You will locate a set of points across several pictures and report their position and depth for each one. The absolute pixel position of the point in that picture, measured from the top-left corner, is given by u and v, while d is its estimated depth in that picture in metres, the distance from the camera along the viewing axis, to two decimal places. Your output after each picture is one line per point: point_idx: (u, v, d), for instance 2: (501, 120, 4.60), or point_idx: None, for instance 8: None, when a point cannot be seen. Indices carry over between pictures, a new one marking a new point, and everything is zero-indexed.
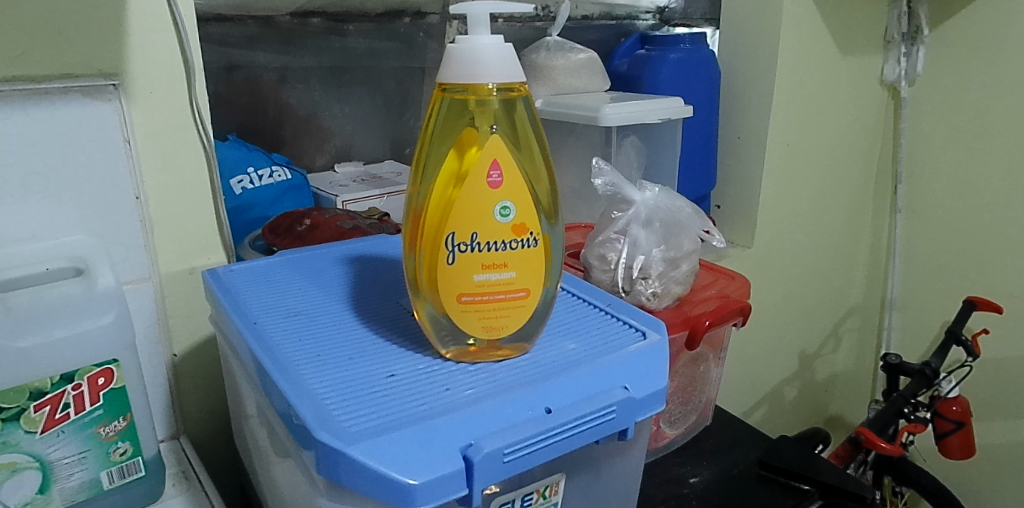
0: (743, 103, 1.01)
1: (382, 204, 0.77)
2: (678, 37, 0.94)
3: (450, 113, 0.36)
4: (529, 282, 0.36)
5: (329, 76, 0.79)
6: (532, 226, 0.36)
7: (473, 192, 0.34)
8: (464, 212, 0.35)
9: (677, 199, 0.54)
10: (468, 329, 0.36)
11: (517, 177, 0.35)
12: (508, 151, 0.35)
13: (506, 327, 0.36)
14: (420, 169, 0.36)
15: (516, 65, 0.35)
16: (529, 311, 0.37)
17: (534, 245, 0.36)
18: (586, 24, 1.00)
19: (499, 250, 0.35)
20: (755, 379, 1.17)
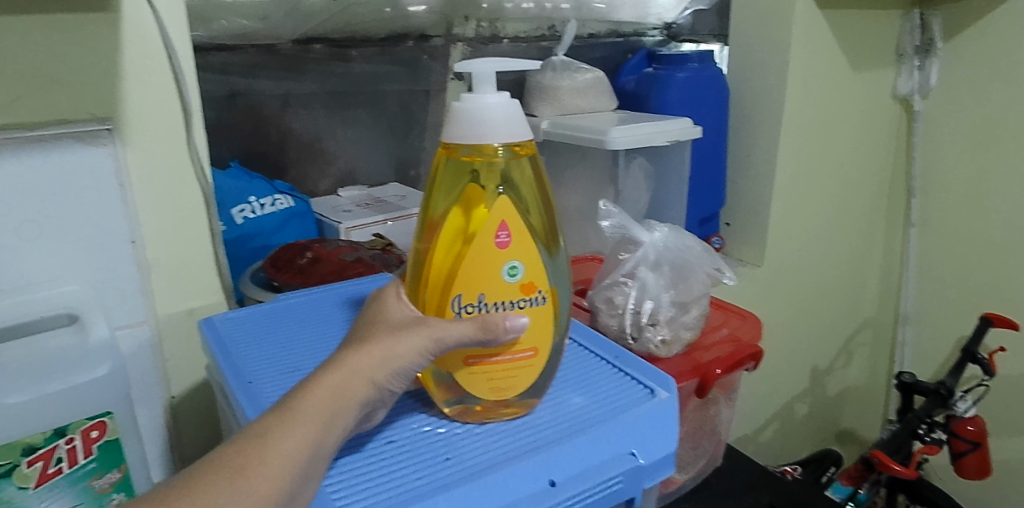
0: (752, 120, 0.99)
1: (385, 230, 0.75)
2: (686, 55, 0.92)
3: (454, 171, 0.35)
4: (538, 341, 0.36)
5: (331, 100, 0.78)
6: (541, 284, 0.35)
7: (480, 253, 0.34)
8: (470, 274, 0.34)
9: (687, 238, 0.53)
10: (474, 391, 0.36)
11: (525, 235, 0.35)
12: (515, 209, 0.35)
13: (515, 387, 0.36)
14: (425, 226, 0.36)
15: (521, 122, 0.34)
16: (538, 370, 0.36)
17: (543, 303, 0.36)
18: (592, 42, 0.98)
19: (507, 310, 0.35)
20: (767, 399, 1.14)
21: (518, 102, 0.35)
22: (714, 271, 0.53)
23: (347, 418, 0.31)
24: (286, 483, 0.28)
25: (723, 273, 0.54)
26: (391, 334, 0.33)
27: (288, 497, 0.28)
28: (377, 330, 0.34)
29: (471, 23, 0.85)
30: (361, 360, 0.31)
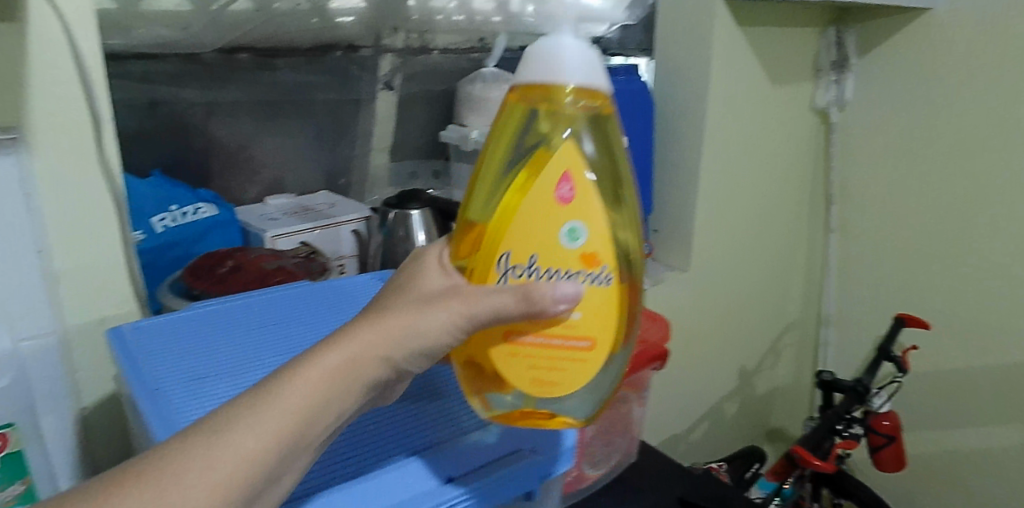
0: (678, 131, 1.03)
1: (313, 237, 0.76)
2: (613, 69, 0.96)
3: (526, 119, 0.36)
4: (597, 326, 0.35)
5: (258, 109, 0.78)
6: (605, 256, 0.34)
7: (542, 208, 0.34)
8: (525, 234, 0.34)
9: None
10: (517, 381, 0.35)
11: (593, 204, 0.34)
12: (586, 170, 0.35)
13: (562, 385, 0.35)
14: (489, 179, 0.36)
15: (600, 73, 0.34)
16: (592, 364, 0.35)
17: (607, 284, 0.35)
18: (522, 55, 1.00)
19: (564, 276, 0.34)
20: (695, 398, 1.18)
21: (600, 57, 0.35)
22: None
23: (350, 393, 0.32)
24: (271, 455, 0.29)
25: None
26: (422, 306, 0.33)
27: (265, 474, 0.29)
28: (402, 300, 0.34)
29: (399, 34, 0.86)
30: (379, 334, 0.32)
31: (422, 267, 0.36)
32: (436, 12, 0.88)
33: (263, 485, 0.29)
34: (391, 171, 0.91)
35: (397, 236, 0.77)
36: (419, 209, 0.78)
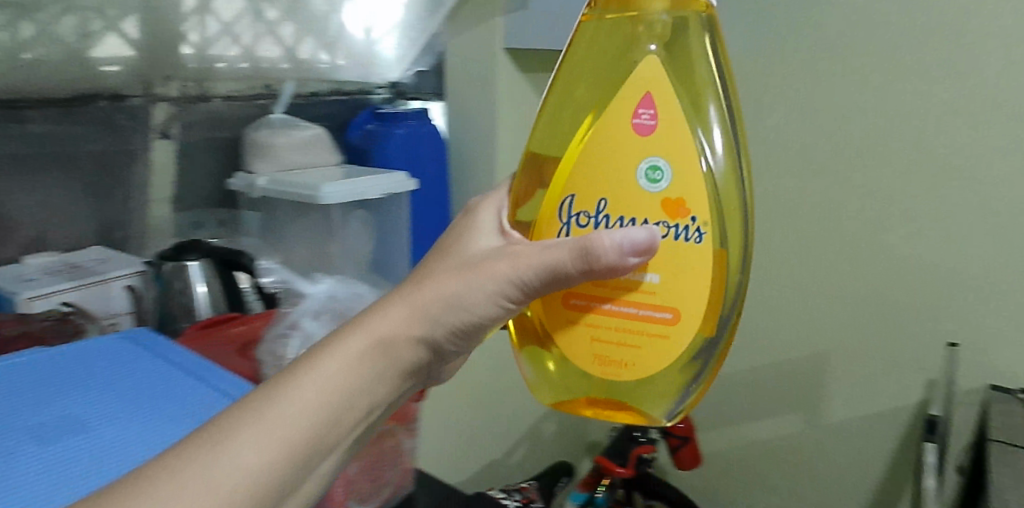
0: (470, 170, 1.07)
1: (78, 297, 0.70)
2: (402, 113, 0.98)
3: (609, 38, 0.44)
4: (674, 300, 0.42)
5: (4, 163, 0.71)
6: (690, 197, 0.41)
7: (622, 132, 0.42)
8: (589, 174, 0.42)
9: (355, 286, 0.60)
10: (585, 364, 0.44)
11: (683, 144, 0.41)
12: (671, 101, 0.42)
13: (628, 368, 0.43)
14: (582, 99, 0.44)
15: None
16: (670, 341, 0.43)
17: (700, 241, 0.41)
18: (315, 100, 1.02)
19: (649, 220, 0.41)
20: (515, 422, 1.23)
21: None
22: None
23: (388, 358, 0.39)
24: (305, 429, 0.35)
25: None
26: (466, 273, 0.40)
27: (297, 453, 0.35)
28: (444, 268, 0.41)
29: (175, 83, 0.85)
30: (420, 302, 0.40)
31: (471, 235, 0.44)
32: (217, 60, 0.86)
33: (303, 456, 0.35)
34: (174, 222, 0.88)
35: (173, 289, 0.74)
36: (196, 260, 0.75)
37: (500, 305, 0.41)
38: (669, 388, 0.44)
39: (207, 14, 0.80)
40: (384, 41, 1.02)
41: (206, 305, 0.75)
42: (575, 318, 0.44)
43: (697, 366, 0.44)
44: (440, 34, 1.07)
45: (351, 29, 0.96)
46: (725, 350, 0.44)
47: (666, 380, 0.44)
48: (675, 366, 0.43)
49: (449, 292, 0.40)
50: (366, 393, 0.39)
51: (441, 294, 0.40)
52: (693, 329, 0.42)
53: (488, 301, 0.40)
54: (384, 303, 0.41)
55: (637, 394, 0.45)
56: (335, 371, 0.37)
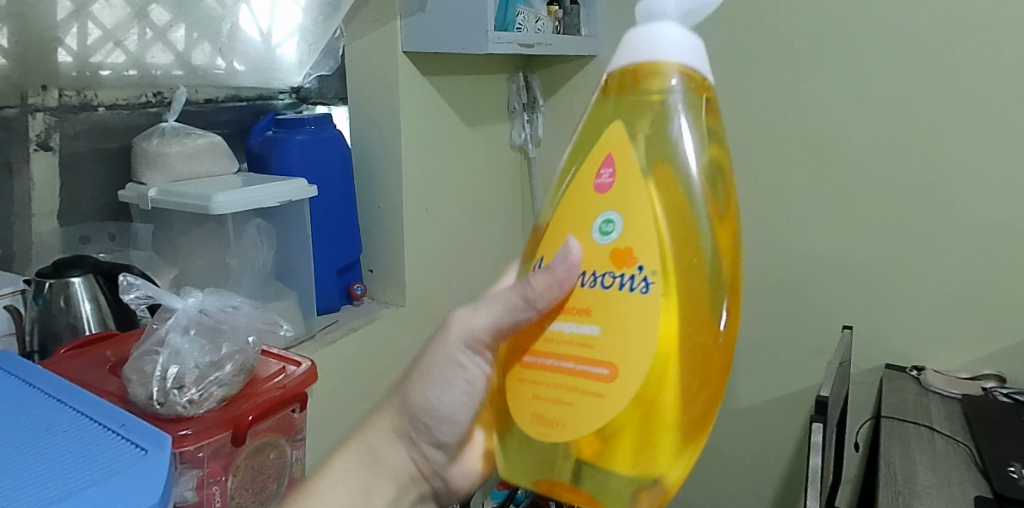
0: (377, 176, 1.09)
1: None
2: (302, 119, 0.98)
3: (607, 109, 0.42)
4: (610, 354, 0.38)
5: None
6: (637, 255, 0.38)
7: (589, 190, 0.41)
8: (557, 236, 0.42)
9: (229, 298, 0.65)
10: (524, 424, 0.41)
11: (642, 196, 0.39)
12: (635, 162, 0.40)
13: (565, 428, 0.39)
14: (574, 163, 0.43)
15: (703, 64, 0.39)
16: (606, 401, 0.38)
17: (644, 292, 0.37)
18: (213, 106, 0.99)
19: (597, 271, 0.40)
20: None
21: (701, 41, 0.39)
22: (266, 324, 0.65)
23: (387, 450, 0.48)
24: None
25: (278, 325, 0.67)
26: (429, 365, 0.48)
27: None
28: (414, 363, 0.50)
29: (51, 92, 0.80)
30: (398, 399, 0.48)
31: None
32: (101, 67, 0.83)
33: None
34: (63, 236, 0.83)
35: (54, 308, 0.69)
36: (81, 277, 0.70)
37: (467, 372, 0.46)
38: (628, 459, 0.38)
39: (86, 19, 0.77)
40: (285, 45, 1.02)
41: (94, 321, 0.70)
42: (515, 373, 0.42)
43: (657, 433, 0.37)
44: (340, 38, 1.07)
45: (245, 29, 0.95)
46: (692, 421, 0.37)
47: (620, 449, 0.38)
48: (626, 431, 0.37)
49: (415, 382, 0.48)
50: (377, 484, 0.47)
51: (409, 387, 0.48)
52: (632, 385, 0.37)
53: (453, 379, 0.46)
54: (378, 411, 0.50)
55: (588, 467, 0.39)
56: (333, 482, 0.46)
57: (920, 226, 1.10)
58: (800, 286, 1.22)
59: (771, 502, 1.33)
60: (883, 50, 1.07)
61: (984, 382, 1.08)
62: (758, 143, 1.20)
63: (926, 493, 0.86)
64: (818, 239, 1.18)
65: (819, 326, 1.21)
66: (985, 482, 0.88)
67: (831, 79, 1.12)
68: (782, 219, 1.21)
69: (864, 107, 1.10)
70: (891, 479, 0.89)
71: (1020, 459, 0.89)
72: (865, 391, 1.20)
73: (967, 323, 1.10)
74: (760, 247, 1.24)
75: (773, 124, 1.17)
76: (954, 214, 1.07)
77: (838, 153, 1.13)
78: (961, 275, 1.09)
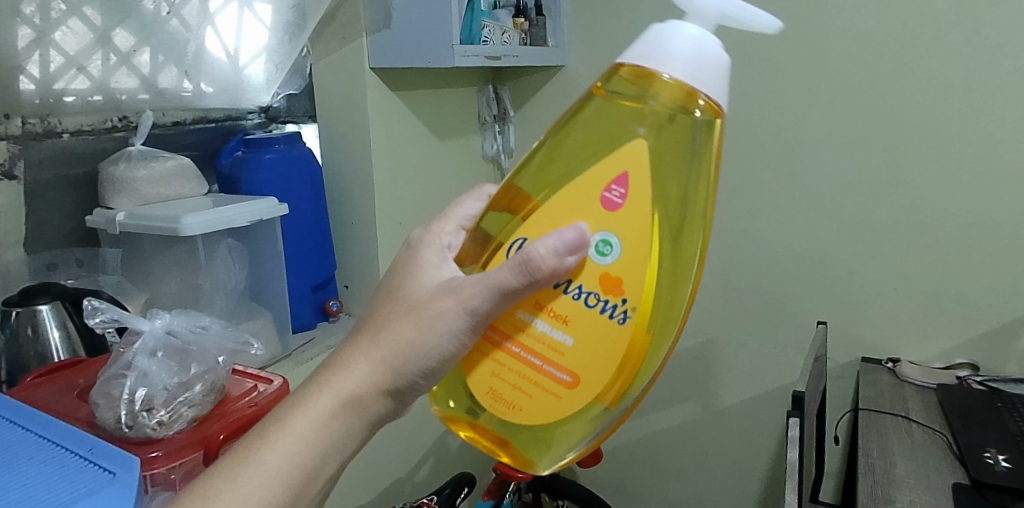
0: (349, 192, 1.09)
1: None
2: (271, 138, 0.98)
3: (610, 106, 0.49)
4: (578, 366, 0.48)
5: None
6: (622, 284, 0.46)
7: (589, 182, 0.47)
8: (534, 224, 0.49)
9: (198, 318, 0.64)
10: (479, 396, 0.50)
11: (638, 234, 0.46)
12: (638, 181, 0.47)
13: (520, 413, 0.50)
14: (573, 148, 0.50)
15: (697, 58, 0.44)
16: (566, 391, 0.48)
17: (621, 321, 0.47)
18: (180, 129, 0.98)
19: (584, 287, 0.47)
20: (416, 438, 1.23)
21: (711, 48, 0.44)
22: (236, 343, 0.65)
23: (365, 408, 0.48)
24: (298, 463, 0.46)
25: (249, 344, 0.67)
26: (419, 320, 0.47)
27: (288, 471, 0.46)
28: (410, 306, 0.47)
29: (14, 120, 0.79)
30: (398, 337, 0.47)
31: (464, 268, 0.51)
32: (64, 95, 0.82)
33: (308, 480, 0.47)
34: (30, 265, 0.82)
35: (22, 337, 0.68)
36: (48, 303, 0.69)
37: (460, 349, 0.48)
38: (571, 430, 0.50)
39: (48, 47, 0.76)
40: (251, 65, 1.01)
41: (63, 349, 0.69)
42: (487, 355, 0.50)
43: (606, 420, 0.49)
44: (307, 57, 1.08)
45: (211, 50, 0.94)
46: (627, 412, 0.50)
47: (562, 429, 0.50)
48: (557, 421, 0.49)
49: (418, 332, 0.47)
50: (343, 444, 0.48)
51: (407, 339, 0.47)
52: (586, 395, 0.48)
53: (425, 339, 0.46)
54: (360, 355, 0.48)
55: (535, 440, 0.51)
56: (311, 423, 0.46)
57: (885, 221, 1.12)
58: (773, 284, 1.23)
59: (756, 499, 1.34)
60: (841, 49, 1.09)
61: (959, 371, 1.10)
62: (726, 144, 1.22)
63: (905, 483, 0.87)
64: (789, 237, 1.20)
65: (794, 322, 1.23)
66: (961, 469, 0.90)
67: (793, 80, 1.14)
68: (752, 219, 1.23)
69: (824, 107, 1.13)
70: (870, 470, 0.91)
71: (995, 445, 0.91)
72: (843, 384, 1.22)
73: (937, 314, 1.12)
74: (733, 246, 1.25)
75: (740, 126, 1.20)
76: (917, 207, 1.10)
77: (802, 152, 1.16)
78: (927, 267, 1.11)
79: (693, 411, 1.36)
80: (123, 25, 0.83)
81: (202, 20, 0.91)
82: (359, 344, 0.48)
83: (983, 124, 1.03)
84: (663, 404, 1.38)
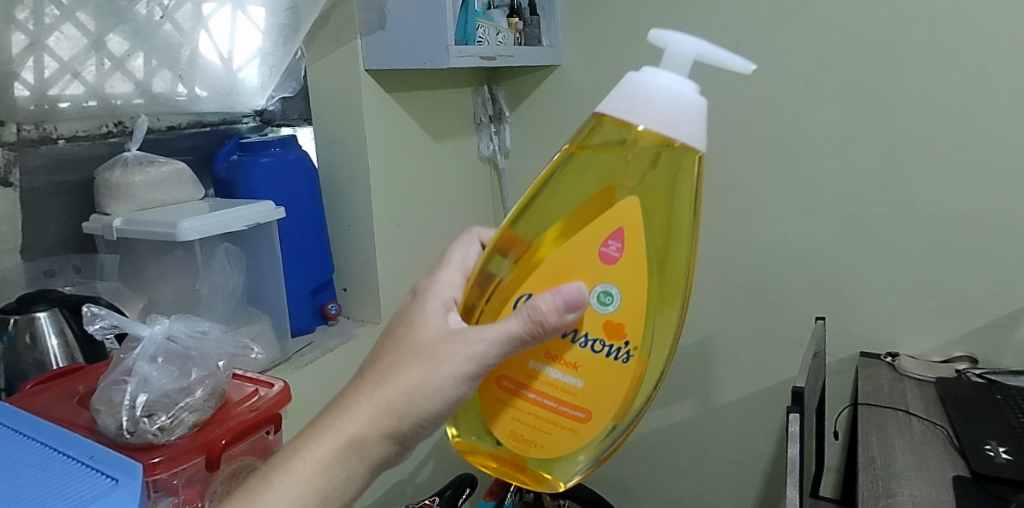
0: (345, 194, 1.09)
1: None
2: (267, 141, 0.98)
3: (594, 157, 0.52)
4: (590, 403, 0.53)
5: None
6: (623, 328, 0.51)
7: (586, 239, 0.52)
8: (535, 278, 0.53)
9: (198, 323, 0.64)
10: (501, 436, 0.55)
11: (634, 281, 0.51)
12: (630, 234, 0.51)
13: (541, 449, 0.54)
14: (562, 201, 0.53)
15: (672, 104, 0.47)
16: (580, 425, 0.53)
17: (626, 360, 0.52)
18: (174, 134, 0.98)
19: (591, 334, 0.52)
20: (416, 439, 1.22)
21: (681, 91, 0.48)
22: (236, 348, 0.65)
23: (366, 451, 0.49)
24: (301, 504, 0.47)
25: (249, 348, 0.67)
26: (427, 364, 0.49)
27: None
28: (413, 350, 0.50)
29: (9, 127, 0.79)
30: (401, 382, 0.49)
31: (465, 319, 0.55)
32: (59, 100, 0.81)
33: None
34: (26, 273, 0.81)
35: (21, 345, 0.68)
36: (47, 310, 0.68)
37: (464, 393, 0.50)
38: (588, 457, 0.54)
39: (42, 53, 0.76)
40: (246, 69, 1.01)
41: (62, 356, 0.69)
42: (503, 399, 0.54)
43: (615, 446, 0.54)
44: (302, 59, 1.08)
45: (205, 55, 0.93)
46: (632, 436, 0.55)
47: (577, 457, 0.54)
48: (573, 452, 0.54)
49: (422, 376, 0.49)
50: (345, 486, 0.49)
51: (411, 382, 0.49)
52: (598, 428, 0.53)
53: (430, 384, 0.49)
54: (365, 398, 0.49)
55: (553, 470, 0.55)
56: (313, 463, 0.48)
57: (882, 215, 1.13)
58: (771, 281, 1.24)
59: (756, 494, 1.35)
60: (836, 45, 1.10)
61: (957, 364, 1.10)
62: (722, 142, 1.22)
63: (905, 476, 0.88)
64: (787, 233, 1.20)
65: (792, 318, 1.23)
66: (961, 462, 0.90)
67: (787, 77, 1.14)
68: (749, 216, 1.23)
69: (820, 103, 1.13)
70: (870, 464, 0.91)
71: (995, 437, 0.91)
72: (842, 379, 1.22)
73: (934, 308, 1.12)
74: (730, 243, 1.25)
75: (735, 123, 1.20)
76: (913, 202, 1.10)
77: (797, 149, 1.16)
78: (925, 261, 1.11)
79: (693, 408, 1.36)
80: (117, 31, 0.82)
81: (196, 25, 0.89)
82: (363, 388, 0.50)
83: (979, 118, 1.03)
84: (661, 402, 1.38)
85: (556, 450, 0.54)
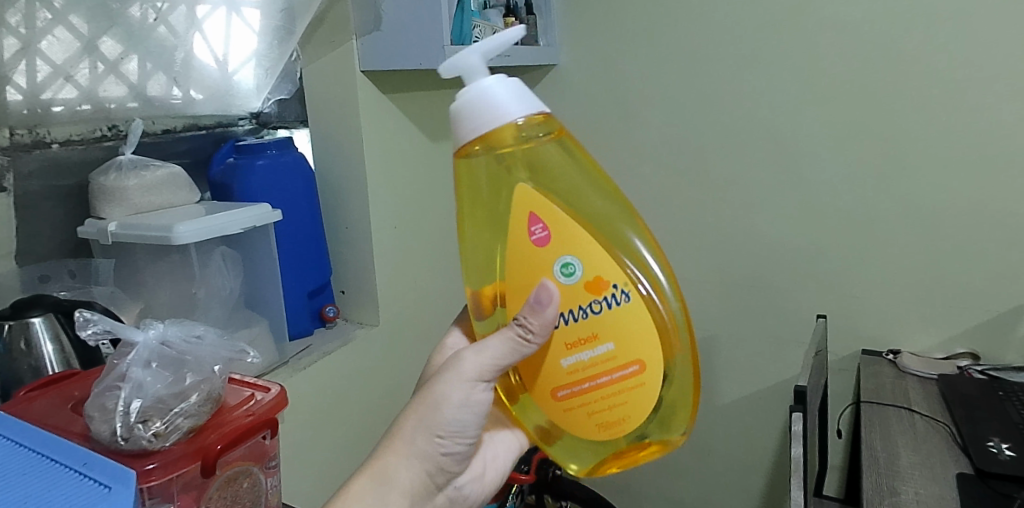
0: (343, 196, 1.08)
1: None
2: (263, 144, 0.97)
3: (479, 174, 0.52)
4: (633, 353, 0.51)
5: None
6: (603, 283, 0.50)
7: (527, 243, 0.51)
8: (513, 300, 0.52)
9: (192, 327, 0.64)
10: (594, 436, 0.53)
11: (585, 242, 0.50)
12: (553, 212, 0.51)
13: (628, 419, 0.52)
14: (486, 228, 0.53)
15: (501, 100, 0.49)
16: (642, 376, 0.51)
17: (627, 300, 0.51)
18: (170, 137, 0.97)
19: (584, 305, 0.51)
20: None
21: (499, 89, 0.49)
22: (232, 352, 0.64)
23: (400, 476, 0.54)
24: None
25: (246, 352, 0.66)
26: (431, 388, 0.55)
27: None
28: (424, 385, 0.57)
29: (2, 131, 0.78)
30: (417, 411, 0.55)
31: None
32: (52, 104, 0.81)
33: None
34: (23, 277, 0.80)
35: (16, 351, 0.67)
36: (41, 316, 0.68)
37: (469, 397, 0.54)
38: (676, 395, 0.52)
39: (34, 56, 0.76)
40: (241, 71, 1.00)
41: (57, 361, 0.68)
42: (556, 402, 0.53)
43: (684, 367, 0.52)
44: (297, 61, 1.07)
45: (200, 57, 0.93)
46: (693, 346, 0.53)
47: (665, 401, 0.52)
48: (662, 400, 0.52)
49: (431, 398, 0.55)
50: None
51: (423, 407, 0.55)
52: (660, 367, 0.51)
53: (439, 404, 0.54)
54: (387, 441, 0.56)
55: (654, 428, 0.53)
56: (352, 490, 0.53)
57: (882, 211, 1.12)
58: (772, 279, 1.23)
59: (760, 494, 1.34)
60: (833, 41, 1.09)
61: (959, 361, 1.10)
62: (721, 140, 1.21)
63: (909, 475, 0.87)
64: (787, 232, 1.20)
65: (794, 316, 1.22)
66: (965, 459, 0.89)
67: (784, 74, 1.14)
68: (749, 214, 1.22)
69: (819, 100, 1.12)
70: (874, 463, 0.90)
71: (997, 434, 0.90)
72: (844, 377, 1.22)
73: (936, 304, 1.11)
74: (730, 242, 1.25)
75: (733, 121, 1.19)
76: (913, 198, 1.09)
77: (796, 146, 1.15)
78: (925, 257, 1.11)
79: None
80: (109, 33, 0.82)
81: (189, 26, 0.89)
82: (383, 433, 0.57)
83: (978, 113, 1.02)
84: None
85: (643, 412, 0.52)
